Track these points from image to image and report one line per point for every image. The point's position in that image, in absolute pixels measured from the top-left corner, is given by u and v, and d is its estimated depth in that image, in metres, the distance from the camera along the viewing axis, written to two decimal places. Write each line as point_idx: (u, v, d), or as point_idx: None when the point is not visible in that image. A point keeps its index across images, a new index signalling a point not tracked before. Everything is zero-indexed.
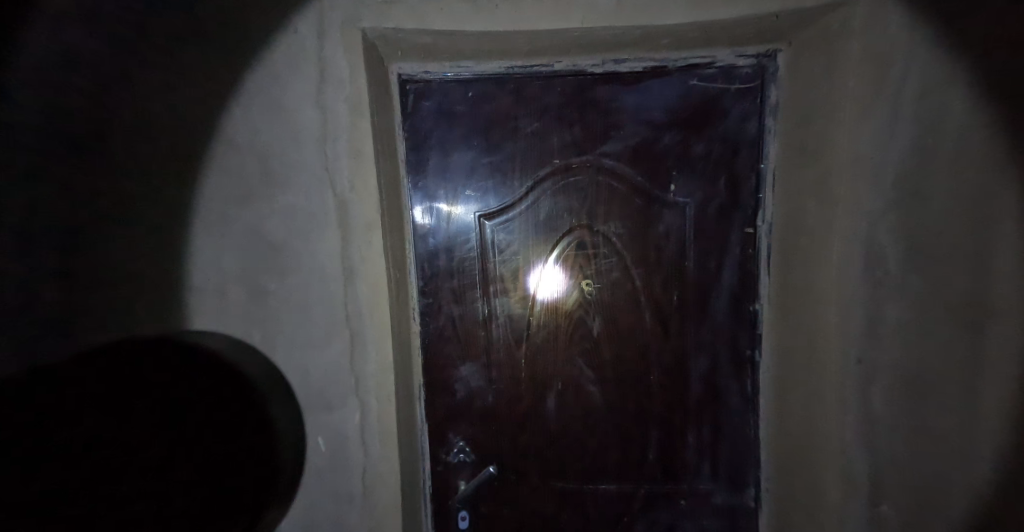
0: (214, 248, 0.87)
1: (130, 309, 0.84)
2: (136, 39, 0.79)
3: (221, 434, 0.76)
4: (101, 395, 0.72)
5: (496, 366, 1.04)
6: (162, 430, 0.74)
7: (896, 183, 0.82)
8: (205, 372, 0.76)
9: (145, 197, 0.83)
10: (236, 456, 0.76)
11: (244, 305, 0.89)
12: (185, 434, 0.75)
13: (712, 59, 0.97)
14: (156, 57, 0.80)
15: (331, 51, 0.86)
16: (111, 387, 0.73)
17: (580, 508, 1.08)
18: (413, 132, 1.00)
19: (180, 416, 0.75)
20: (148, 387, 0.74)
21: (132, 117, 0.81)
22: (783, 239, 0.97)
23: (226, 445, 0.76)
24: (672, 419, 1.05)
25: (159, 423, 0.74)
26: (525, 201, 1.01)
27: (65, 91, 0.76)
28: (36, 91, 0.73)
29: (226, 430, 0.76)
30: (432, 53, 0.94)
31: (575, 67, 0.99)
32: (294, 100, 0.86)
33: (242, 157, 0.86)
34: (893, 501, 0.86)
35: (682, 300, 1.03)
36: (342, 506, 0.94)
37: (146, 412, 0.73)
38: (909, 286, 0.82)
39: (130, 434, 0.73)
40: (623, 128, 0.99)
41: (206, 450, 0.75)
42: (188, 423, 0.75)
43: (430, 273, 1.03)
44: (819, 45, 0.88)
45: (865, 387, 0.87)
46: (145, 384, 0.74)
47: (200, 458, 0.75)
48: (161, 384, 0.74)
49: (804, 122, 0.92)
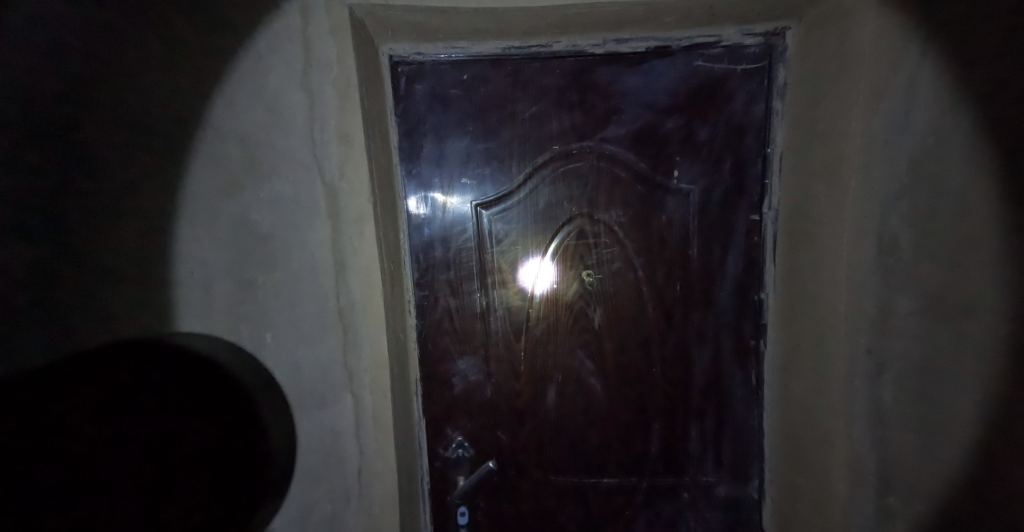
0: (199, 241, 0.80)
1: (115, 317, 0.74)
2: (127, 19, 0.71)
3: (220, 434, 0.75)
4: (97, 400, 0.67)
5: (496, 359, 1.01)
6: (165, 435, 0.71)
7: (912, 168, 0.77)
8: (202, 377, 0.74)
9: (130, 189, 0.74)
10: (244, 454, 0.77)
11: (232, 300, 0.83)
12: (184, 438, 0.72)
13: (717, 38, 0.93)
14: (139, 36, 0.72)
15: (316, 31, 0.83)
16: (108, 386, 0.68)
17: (582, 503, 1.06)
18: (406, 117, 0.96)
19: (179, 420, 0.72)
20: (146, 392, 0.71)
21: (124, 103, 0.72)
22: (789, 227, 0.95)
23: (223, 444, 0.75)
24: (674, 410, 1.03)
25: (157, 433, 0.70)
26: (524, 189, 0.97)
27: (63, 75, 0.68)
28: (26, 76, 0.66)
29: (224, 430, 0.75)
30: (424, 33, 0.90)
31: (575, 47, 0.94)
32: (279, 84, 0.82)
33: (226, 144, 0.80)
34: (903, 494, 0.82)
35: (685, 290, 1.00)
36: (336, 506, 0.91)
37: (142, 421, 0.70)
38: (920, 277, 0.78)
39: (128, 445, 0.68)
40: (624, 112, 0.96)
41: (213, 448, 0.74)
42: (188, 427, 0.72)
43: (425, 264, 1.00)
44: (829, 22, 0.84)
45: (876, 378, 0.84)
46: (139, 392, 0.70)
47: (206, 457, 0.73)
48: (156, 390, 0.71)
49: (814, 106, 0.89)
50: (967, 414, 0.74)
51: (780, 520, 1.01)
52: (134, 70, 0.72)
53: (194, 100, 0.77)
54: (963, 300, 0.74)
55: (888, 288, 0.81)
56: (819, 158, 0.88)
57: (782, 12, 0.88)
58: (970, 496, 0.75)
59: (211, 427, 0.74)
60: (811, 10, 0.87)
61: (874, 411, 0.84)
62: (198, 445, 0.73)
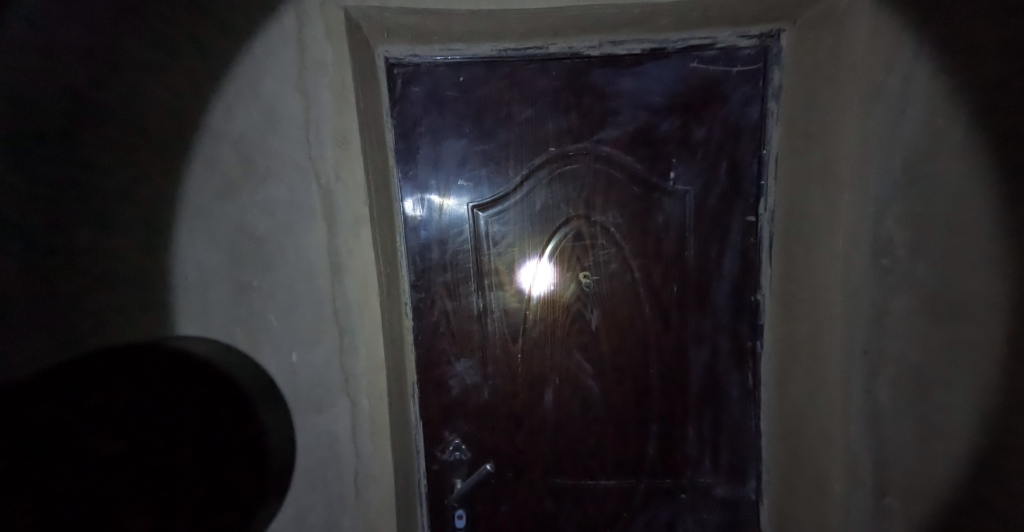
0: (195, 244, 0.81)
1: (113, 319, 0.74)
2: (125, 23, 0.71)
3: (217, 435, 0.74)
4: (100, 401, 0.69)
5: (493, 361, 1.01)
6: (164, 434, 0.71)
7: (905, 167, 0.78)
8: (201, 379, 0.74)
9: (129, 193, 0.75)
10: (244, 453, 0.76)
11: (228, 303, 0.83)
12: (185, 436, 0.72)
13: (713, 40, 0.93)
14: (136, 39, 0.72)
15: (311, 31, 0.81)
16: (109, 386, 0.69)
17: (580, 505, 1.06)
18: (402, 119, 0.96)
19: (178, 418, 0.72)
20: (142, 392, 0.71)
21: (123, 107, 0.73)
22: (785, 228, 0.95)
23: (224, 446, 0.74)
24: (671, 412, 1.03)
25: (153, 435, 0.71)
26: (520, 191, 0.97)
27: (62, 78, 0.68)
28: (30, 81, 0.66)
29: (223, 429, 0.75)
30: (420, 35, 0.90)
31: (571, 49, 0.94)
32: (274, 86, 0.81)
33: (221, 147, 0.80)
34: (900, 492, 0.82)
35: (682, 292, 1.00)
36: (332, 510, 0.90)
37: (139, 423, 0.70)
38: (916, 277, 0.78)
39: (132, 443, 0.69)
40: (620, 114, 0.96)
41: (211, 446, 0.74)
42: (188, 426, 0.72)
43: (421, 266, 0.99)
44: (823, 25, 0.85)
45: (872, 378, 0.84)
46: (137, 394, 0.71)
47: (206, 456, 0.73)
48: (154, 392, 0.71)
49: (809, 107, 0.89)
50: (966, 412, 0.75)
51: (778, 520, 1.01)
52: (133, 73, 0.73)
53: (191, 104, 0.78)
54: (961, 299, 0.74)
55: (883, 287, 0.81)
56: (812, 160, 0.88)
57: (776, 15, 0.88)
58: (968, 498, 0.75)
59: (206, 427, 0.74)
60: (806, 12, 0.87)
61: (869, 410, 0.85)
62: (198, 447, 0.73)
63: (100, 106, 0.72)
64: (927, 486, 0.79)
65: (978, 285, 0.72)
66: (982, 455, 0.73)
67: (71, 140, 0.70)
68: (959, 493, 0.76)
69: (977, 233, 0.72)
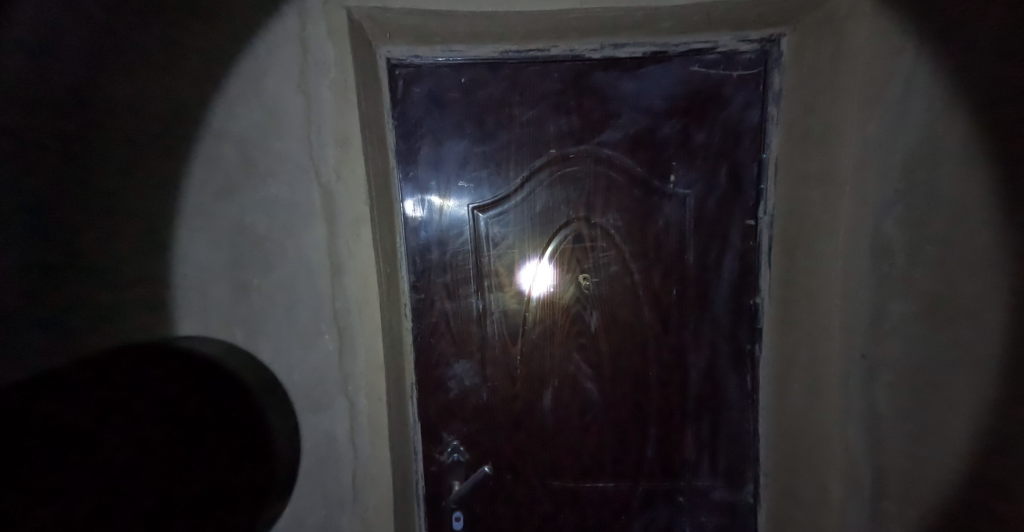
0: (194, 245, 0.82)
1: (115, 320, 0.74)
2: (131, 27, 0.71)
3: (226, 436, 0.74)
4: (108, 401, 0.68)
5: (492, 362, 1.01)
6: (172, 438, 0.70)
7: (905, 173, 0.78)
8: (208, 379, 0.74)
9: (133, 194, 0.75)
10: (249, 456, 0.76)
11: (228, 303, 0.84)
12: (194, 438, 0.72)
13: (713, 44, 0.94)
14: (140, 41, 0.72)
15: (313, 31, 0.81)
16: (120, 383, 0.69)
17: (578, 507, 1.06)
18: (403, 120, 0.96)
19: (182, 421, 0.71)
20: (147, 392, 0.70)
21: (130, 109, 0.73)
22: (784, 231, 0.96)
23: (231, 449, 0.74)
24: (670, 414, 1.03)
25: (158, 444, 0.69)
26: (520, 193, 0.97)
27: (68, 78, 0.67)
28: (32, 79, 0.64)
29: (231, 431, 0.75)
30: (422, 36, 0.90)
31: (573, 52, 0.95)
32: (275, 87, 0.81)
33: (221, 148, 0.81)
34: (897, 496, 0.82)
35: (681, 294, 1.00)
36: (330, 510, 0.90)
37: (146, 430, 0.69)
38: (915, 282, 0.78)
39: (141, 448, 0.68)
40: (622, 116, 0.96)
41: (220, 447, 0.73)
42: (198, 427, 0.72)
43: (421, 267, 0.99)
44: (823, 30, 0.86)
45: (869, 384, 0.84)
46: (144, 395, 0.70)
47: (214, 458, 0.73)
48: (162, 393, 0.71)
49: (810, 112, 0.89)
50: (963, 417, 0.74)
51: (777, 524, 1.01)
52: (139, 78, 0.72)
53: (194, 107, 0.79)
54: (964, 304, 0.73)
55: (881, 292, 0.82)
56: (811, 164, 0.89)
57: (777, 20, 0.89)
58: (965, 505, 0.74)
59: (221, 434, 0.74)
60: (805, 17, 0.88)
61: (869, 415, 0.85)
62: (209, 448, 0.73)
63: (106, 108, 0.71)
64: (924, 493, 0.78)
65: (977, 285, 0.71)
66: (977, 463, 0.72)
67: (69, 138, 0.69)
68: (950, 498, 0.75)
69: (974, 235, 0.71)
